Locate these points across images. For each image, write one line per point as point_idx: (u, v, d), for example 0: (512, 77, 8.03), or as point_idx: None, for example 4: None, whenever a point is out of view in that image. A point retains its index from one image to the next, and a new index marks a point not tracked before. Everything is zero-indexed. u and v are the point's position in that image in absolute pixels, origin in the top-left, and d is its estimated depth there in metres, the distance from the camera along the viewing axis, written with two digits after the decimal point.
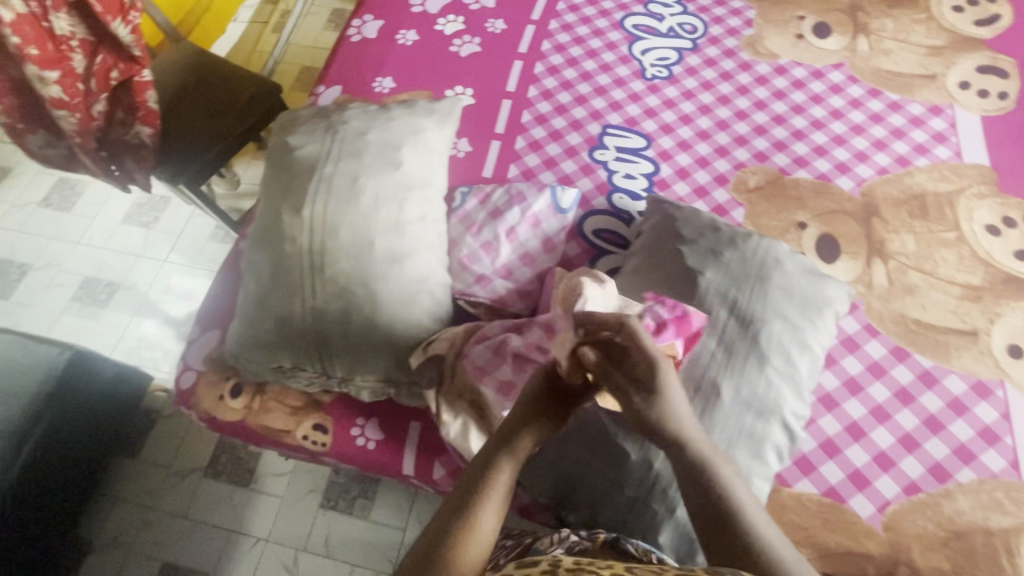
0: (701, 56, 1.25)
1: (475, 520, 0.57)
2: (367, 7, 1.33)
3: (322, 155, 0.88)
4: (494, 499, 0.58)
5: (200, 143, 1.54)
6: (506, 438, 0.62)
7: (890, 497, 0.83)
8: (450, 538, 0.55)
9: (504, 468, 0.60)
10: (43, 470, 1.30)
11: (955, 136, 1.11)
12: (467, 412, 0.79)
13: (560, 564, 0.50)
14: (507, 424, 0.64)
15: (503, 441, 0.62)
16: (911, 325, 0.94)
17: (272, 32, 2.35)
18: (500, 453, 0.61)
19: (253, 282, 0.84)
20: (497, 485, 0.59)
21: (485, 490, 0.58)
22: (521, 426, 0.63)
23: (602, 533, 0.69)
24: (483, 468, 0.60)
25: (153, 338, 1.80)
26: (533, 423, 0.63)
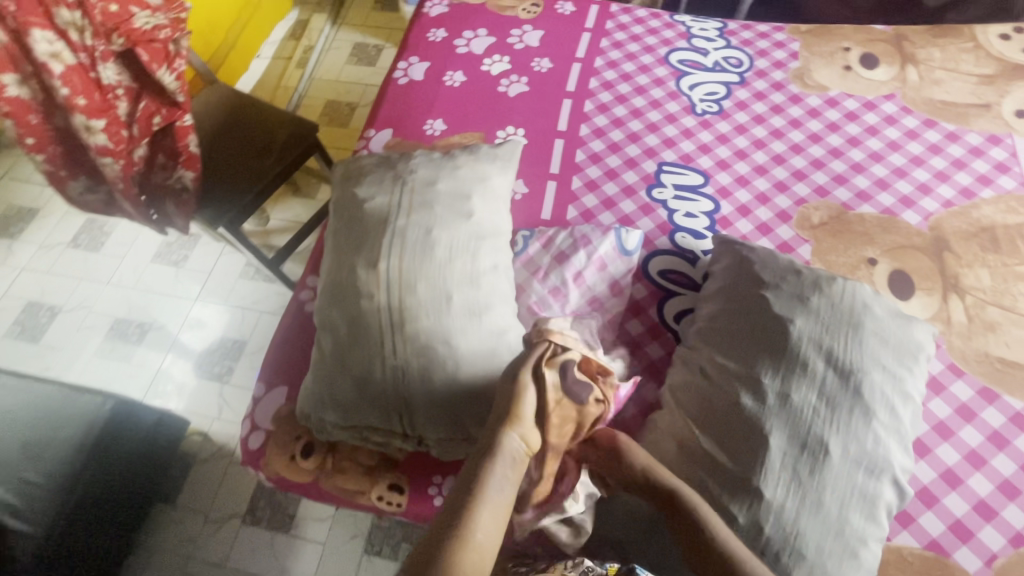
0: (750, 89, 1.25)
1: (468, 529, 0.57)
2: (411, 49, 1.34)
3: (393, 207, 0.87)
4: (485, 504, 0.59)
5: (240, 184, 1.53)
6: (493, 444, 0.64)
7: (997, 549, 0.79)
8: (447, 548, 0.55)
9: (493, 472, 0.61)
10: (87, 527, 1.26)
11: (1017, 166, 1.09)
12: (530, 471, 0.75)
13: None
14: (489, 430, 0.65)
15: (488, 446, 0.63)
16: (996, 364, 0.92)
17: (296, 68, 2.36)
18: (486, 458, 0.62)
19: (329, 340, 0.82)
20: (489, 487, 0.60)
21: (477, 497, 0.59)
22: (502, 428, 0.64)
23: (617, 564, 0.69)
24: (469, 477, 0.61)
25: (168, 373, 1.78)
26: (514, 423, 0.65)
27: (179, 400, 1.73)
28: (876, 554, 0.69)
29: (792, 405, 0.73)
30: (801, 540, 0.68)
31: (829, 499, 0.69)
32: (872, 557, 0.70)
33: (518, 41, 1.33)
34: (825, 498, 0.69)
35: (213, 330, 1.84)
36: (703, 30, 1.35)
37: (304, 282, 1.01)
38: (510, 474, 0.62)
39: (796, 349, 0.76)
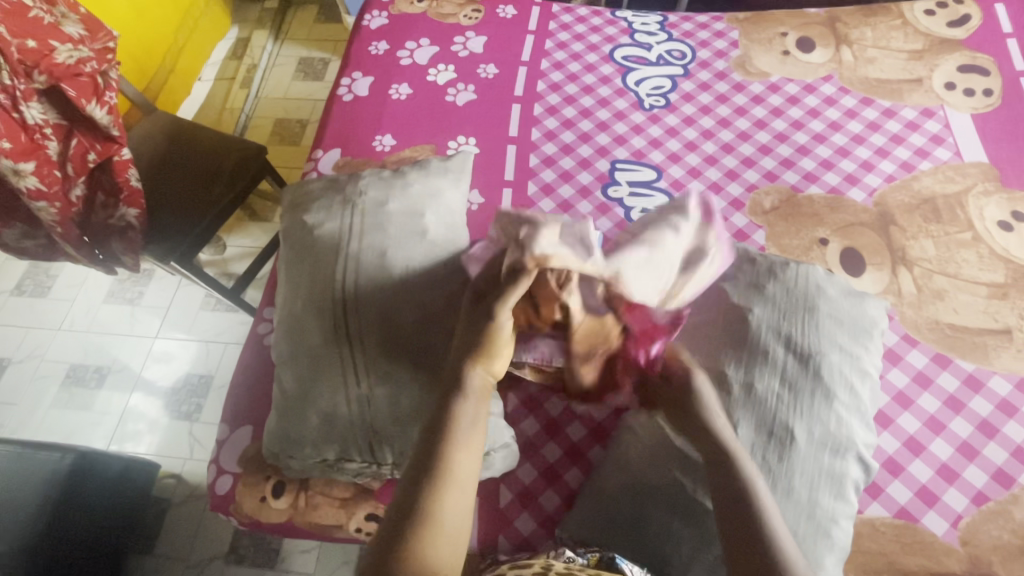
0: (695, 81, 1.26)
1: (446, 453, 0.62)
2: (353, 63, 1.31)
3: (344, 232, 0.85)
4: (462, 431, 0.64)
5: (189, 217, 1.47)
6: (458, 381, 0.69)
7: (961, 510, 0.82)
8: (429, 473, 0.60)
9: (462, 405, 0.66)
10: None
11: (951, 136, 1.13)
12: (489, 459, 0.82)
13: (550, 568, 0.64)
14: (453, 367, 0.70)
15: (456, 383, 0.68)
16: (946, 330, 0.95)
17: (241, 88, 2.29)
18: (455, 393, 0.67)
19: (288, 375, 0.80)
20: (460, 424, 0.65)
21: (451, 426, 0.64)
22: (469, 366, 0.70)
23: (598, 554, 0.72)
24: (442, 408, 0.66)
25: (138, 411, 1.71)
26: (478, 361, 0.71)
27: (151, 439, 1.67)
28: (847, 532, 0.71)
29: (756, 394, 0.74)
30: None
31: (799, 483, 0.71)
32: (845, 534, 0.72)
33: (462, 48, 1.31)
34: (793, 482, 0.70)
35: (177, 364, 1.77)
36: (645, 24, 1.36)
37: (261, 313, 0.98)
38: (479, 407, 0.67)
39: (755, 338, 0.78)
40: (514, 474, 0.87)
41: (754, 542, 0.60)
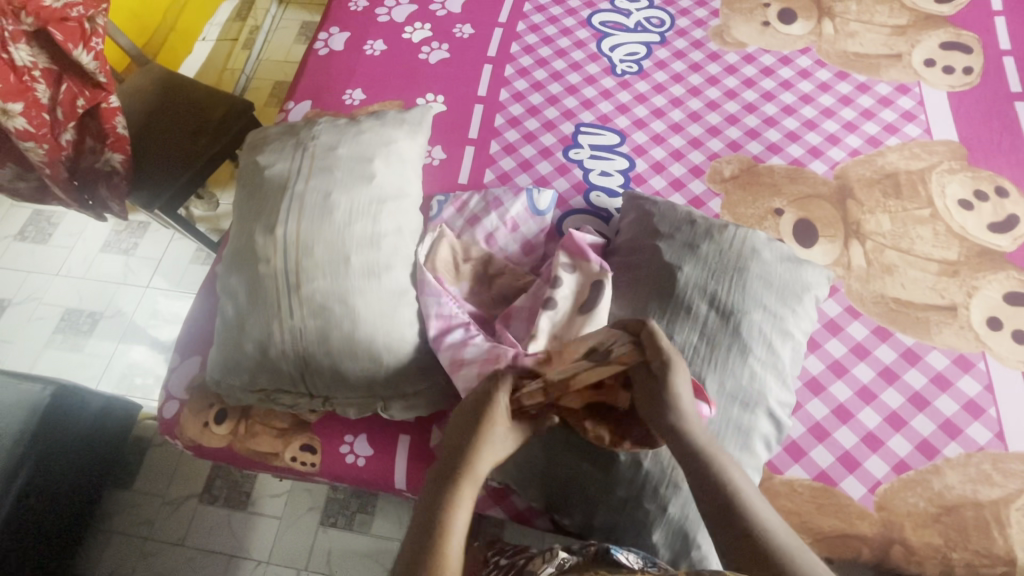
0: (670, 49, 1.25)
1: (444, 546, 0.57)
2: (333, 19, 1.32)
3: (293, 173, 0.88)
4: (457, 531, 0.58)
5: (173, 166, 1.51)
6: (464, 465, 0.63)
7: (880, 477, 0.83)
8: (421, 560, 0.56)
9: (459, 493, 0.61)
10: (38, 505, 1.28)
11: (923, 114, 1.11)
12: (416, 404, 0.85)
13: None
14: (456, 448, 0.64)
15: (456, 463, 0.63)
16: (890, 304, 0.95)
17: (242, 49, 2.31)
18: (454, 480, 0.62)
19: (230, 306, 0.84)
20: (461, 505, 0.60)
21: (449, 507, 0.59)
22: (478, 453, 0.63)
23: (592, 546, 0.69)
24: (441, 494, 0.61)
25: (146, 365, 1.76)
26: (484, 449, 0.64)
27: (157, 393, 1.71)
28: (751, 483, 0.73)
29: (673, 347, 0.75)
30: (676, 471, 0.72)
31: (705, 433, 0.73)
32: (749, 486, 0.73)
33: (440, 7, 1.32)
34: None
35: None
36: None
37: None
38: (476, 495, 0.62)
39: (681, 295, 0.79)
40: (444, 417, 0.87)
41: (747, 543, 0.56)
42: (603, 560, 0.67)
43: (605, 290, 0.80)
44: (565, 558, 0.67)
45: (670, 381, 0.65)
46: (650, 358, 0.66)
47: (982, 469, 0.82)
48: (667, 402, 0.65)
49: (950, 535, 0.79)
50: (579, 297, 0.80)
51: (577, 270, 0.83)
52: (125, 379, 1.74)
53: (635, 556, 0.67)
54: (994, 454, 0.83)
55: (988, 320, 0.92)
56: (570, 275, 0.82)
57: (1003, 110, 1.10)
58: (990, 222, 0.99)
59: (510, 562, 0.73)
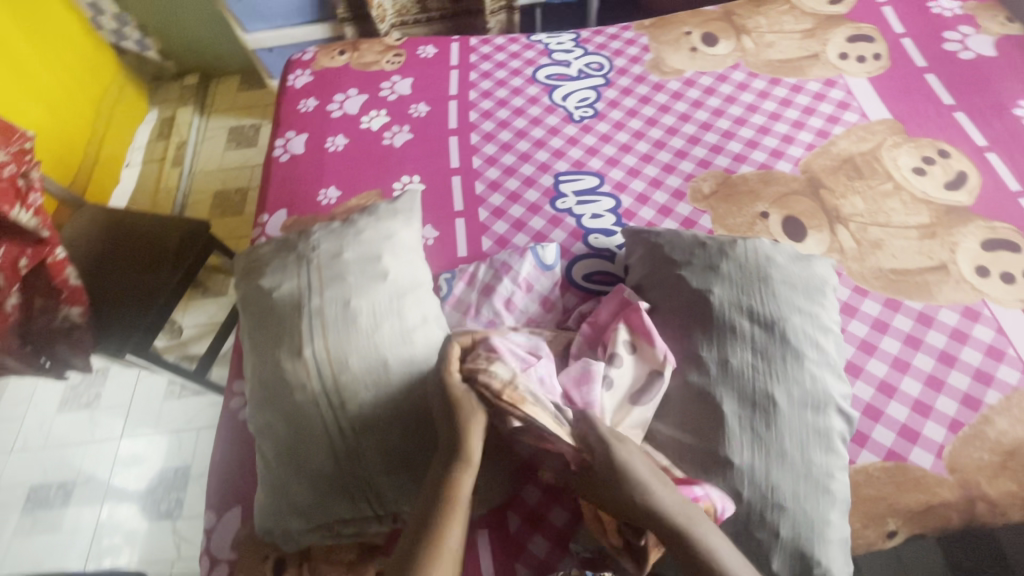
0: (617, 88, 1.32)
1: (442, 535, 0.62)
2: (285, 124, 1.31)
3: (304, 289, 0.84)
4: (462, 508, 0.65)
5: (139, 303, 1.40)
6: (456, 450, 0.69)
7: (942, 440, 0.86)
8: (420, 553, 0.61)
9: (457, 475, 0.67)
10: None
11: (854, 100, 1.23)
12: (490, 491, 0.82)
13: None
14: (450, 432, 0.70)
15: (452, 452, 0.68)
16: (890, 276, 1.01)
17: (172, 166, 2.23)
18: (452, 466, 0.68)
19: (270, 445, 0.77)
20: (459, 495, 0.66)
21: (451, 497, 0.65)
22: (471, 435, 0.69)
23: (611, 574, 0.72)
24: (442, 480, 0.67)
25: (120, 524, 1.57)
26: (471, 429, 0.69)
27: (140, 552, 1.53)
28: (845, 482, 0.74)
29: (732, 370, 0.77)
30: (778, 492, 0.72)
31: (790, 446, 0.73)
32: (844, 485, 0.75)
33: (390, 92, 1.34)
34: (784, 445, 0.73)
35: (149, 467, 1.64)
36: (560, 43, 1.42)
37: (231, 388, 0.95)
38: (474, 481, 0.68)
39: (722, 318, 0.81)
40: (518, 498, 0.86)
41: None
42: None
43: (663, 381, 0.77)
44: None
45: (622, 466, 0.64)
46: (597, 452, 0.67)
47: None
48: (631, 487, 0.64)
49: (1021, 478, 0.83)
50: (636, 385, 0.78)
51: (636, 354, 0.80)
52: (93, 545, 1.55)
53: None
54: None
55: (977, 269, 1.00)
56: (629, 357, 0.80)
57: (918, 83, 1.23)
58: (945, 182, 1.10)
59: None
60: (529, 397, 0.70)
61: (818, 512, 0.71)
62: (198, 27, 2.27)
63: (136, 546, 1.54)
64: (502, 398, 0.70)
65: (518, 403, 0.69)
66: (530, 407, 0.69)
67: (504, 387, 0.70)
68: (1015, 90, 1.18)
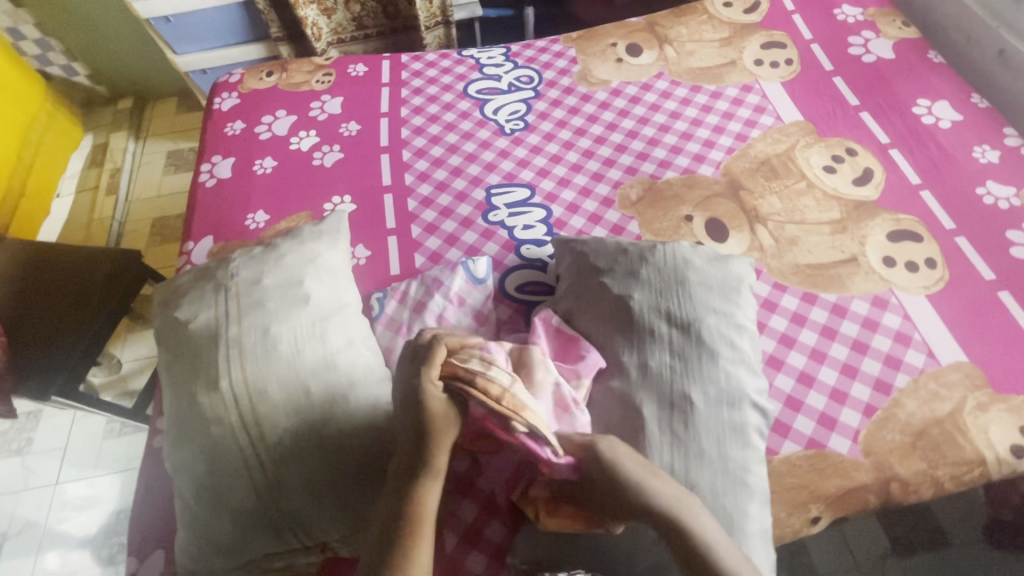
0: (546, 100, 1.35)
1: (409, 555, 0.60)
2: (211, 148, 1.28)
3: (221, 319, 0.82)
4: (427, 527, 0.62)
5: (63, 341, 1.33)
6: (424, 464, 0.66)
7: (857, 425, 0.91)
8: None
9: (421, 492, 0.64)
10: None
11: (769, 105, 1.29)
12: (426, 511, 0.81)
13: None
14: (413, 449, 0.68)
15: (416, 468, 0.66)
16: (806, 270, 1.06)
17: (107, 195, 2.12)
18: (412, 483, 0.65)
19: (188, 482, 0.75)
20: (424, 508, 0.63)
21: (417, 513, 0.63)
22: (432, 449, 0.67)
23: None
24: (403, 498, 0.64)
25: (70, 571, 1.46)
26: (439, 446, 0.67)
27: None
28: (761, 474, 0.77)
29: (651, 373, 0.79)
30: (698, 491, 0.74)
31: (708, 444, 0.76)
32: (761, 477, 0.77)
33: (320, 112, 1.33)
34: (702, 444, 0.75)
35: (104, 509, 1.52)
36: (490, 58, 1.44)
37: (154, 426, 0.91)
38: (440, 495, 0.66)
39: (641, 322, 0.83)
40: (455, 515, 0.85)
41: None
42: None
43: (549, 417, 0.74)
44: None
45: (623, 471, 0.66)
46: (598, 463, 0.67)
47: (930, 388, 0.93)
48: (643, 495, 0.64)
49: (929, 457, 0.88)
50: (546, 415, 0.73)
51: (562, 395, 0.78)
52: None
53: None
54: (934, 371, 0.94)
55: (884, 260, 1.06)
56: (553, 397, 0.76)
57: (827, 86, 1.30)
58: (853, 178, 1.16)
59: None
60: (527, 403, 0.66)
61: (737, 507, 0.74)
62: (128, 51, 2.20)
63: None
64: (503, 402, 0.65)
65: (520, 412, 0.65)
66: (530, 414, 0.66)
67: (504, 393, 0.65)
68: (913, 89, 1.26)
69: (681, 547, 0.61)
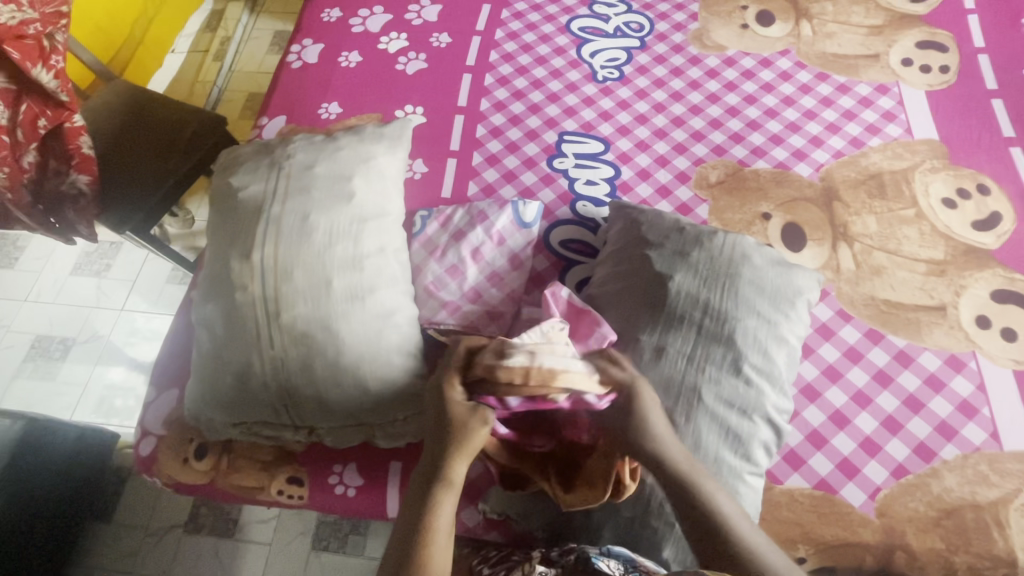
0: (650, 54, 1.23)
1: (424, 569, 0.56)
2: (305, 30, 1.28)
3: (268, 195, 0.84)
4: (441, 539, 0.59)
5: (144, 185, 1.44)
6: (439, 475, 0.63)
7: (880, 482, 0.82)
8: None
9: (439, 501, 0.61)
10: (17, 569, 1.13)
11: (903, 113, 1.12)
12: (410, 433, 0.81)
13: None
14: (432, 450, 0.65)
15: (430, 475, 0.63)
16: (881, 306, 0.94)
17: (214, 61, 2.21)
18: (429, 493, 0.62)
19: (207, 336, 0.80)
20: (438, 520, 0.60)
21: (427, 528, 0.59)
22: (451, 457, 0.64)
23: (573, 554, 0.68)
24: (421, 508, 0.61)
25: (124, 386, 1.60)
26: (459, 453, 0.64)
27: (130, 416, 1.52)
28: (753, 492, 0.73)
29: (666, 358, 0.75)
30: None
31: (704, 443, 0.72)
32: (752, 495, 0.73)
33: (416, 16, 1.29)
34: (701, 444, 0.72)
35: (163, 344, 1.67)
36: None
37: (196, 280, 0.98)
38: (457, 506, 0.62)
39: (673, 306, 0.77)
40: None
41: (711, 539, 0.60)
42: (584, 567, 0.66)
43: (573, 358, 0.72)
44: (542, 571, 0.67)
45: (643, 412, 0.66)
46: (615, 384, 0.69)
47: (979, 469, 0.82)
48: (642, 433, 0.66)
49: (951, 539, 0.79)
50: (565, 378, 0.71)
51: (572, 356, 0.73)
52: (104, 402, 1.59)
53: (615, 564, 0.66)
54: (990, 454, 0.83)
55: (977, 319, 0.92)
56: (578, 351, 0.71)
57: (981, 107, 1.11)
58: (974, 220, 1.00)
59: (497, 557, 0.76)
60: (559, 369, 0.66)
61: None
62: None
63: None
64: (534, 375, 0.65)
65: (551, 379, 0.65)
66: (565, 378, 0.65)
67: (531, 366, 0.65)
68: None
69: (682, 500, 0.63)
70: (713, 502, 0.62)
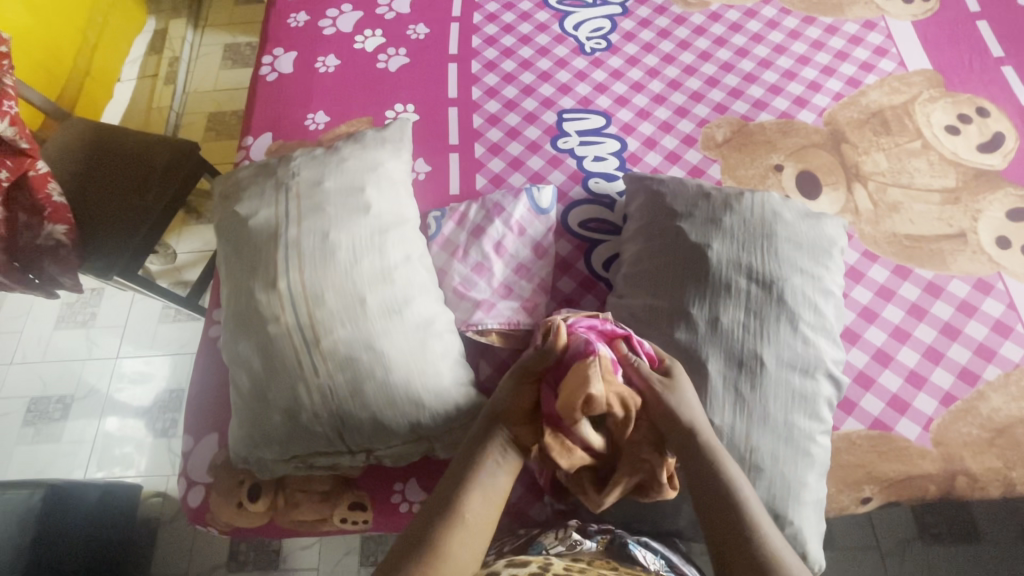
0: (634, 19, 1.20)
1: (461, 510, 0.60)
2: (273, 39, 1.22)
3: (281, 218, 0.80)
4: (486, 480, 0.62)
5: (124, 226, 1.36)
6: (496, 422, 0.66)
7: (931, 413, 0.84)
8: (437, 528, 0.58)
9: (484, 458, 0.63)
10: None
11: (894, 47, 1.12)
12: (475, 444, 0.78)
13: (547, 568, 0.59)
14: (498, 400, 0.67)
15: (489, 425, 0.66)
16: (904, 241, 0.95)
17: (166, 84, 2.09)
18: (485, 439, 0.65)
19: (244, 374, 0.76)
20: (483, 469, 0.63)
21: (472, 474, 0.62)
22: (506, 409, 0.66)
23: (606, 536, 0.72)
24: (473, 451, 0.64)
25: (122, 436, 1.48)
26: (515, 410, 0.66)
27: (146, 466, 1.44)
28: (824, 447, 0.74)
29: (722, 328, 0.74)
30: (757, 454, 0.71)
31: (774, 409, 0.73)
32: (823, 450, 0.75)
33: (387, 10, 1.23)
34: (768, 408, 0.72)
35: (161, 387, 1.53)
36: None
37: (211, 317, 0.93)
38: (507, 455, 0.64)
39: (717, 275, 0.77)
40: None
41: (739, 532, 0.59)
42: (620, 553, 0.70)
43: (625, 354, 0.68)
44: (580, 541, 0.71)
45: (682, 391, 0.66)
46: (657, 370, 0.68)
47: (1022, 385, 0.85)
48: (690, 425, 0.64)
49: (1007, 456, 0.82)
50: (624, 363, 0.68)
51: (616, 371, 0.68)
52: (104, 455, 1.46)
53: (651, 556, 0.70)
54: None
55: (997, 240, 0.94)
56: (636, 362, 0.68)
57: (967, 31, 1.12)
58: (979, 143, 1.01)
59: (525, 533, 0.77)
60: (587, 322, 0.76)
61: (795, 475, 0.72)
62: None
63: (144, 456, 1.46)
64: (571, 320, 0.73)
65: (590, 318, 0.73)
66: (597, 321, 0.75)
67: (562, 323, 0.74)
68: None
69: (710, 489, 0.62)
70: (745, 500, 0.61)
